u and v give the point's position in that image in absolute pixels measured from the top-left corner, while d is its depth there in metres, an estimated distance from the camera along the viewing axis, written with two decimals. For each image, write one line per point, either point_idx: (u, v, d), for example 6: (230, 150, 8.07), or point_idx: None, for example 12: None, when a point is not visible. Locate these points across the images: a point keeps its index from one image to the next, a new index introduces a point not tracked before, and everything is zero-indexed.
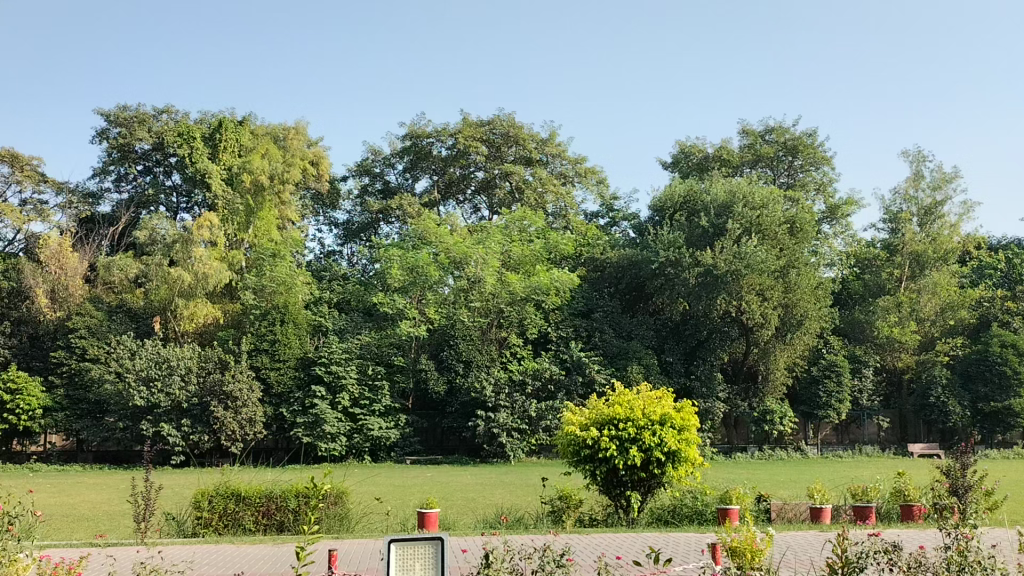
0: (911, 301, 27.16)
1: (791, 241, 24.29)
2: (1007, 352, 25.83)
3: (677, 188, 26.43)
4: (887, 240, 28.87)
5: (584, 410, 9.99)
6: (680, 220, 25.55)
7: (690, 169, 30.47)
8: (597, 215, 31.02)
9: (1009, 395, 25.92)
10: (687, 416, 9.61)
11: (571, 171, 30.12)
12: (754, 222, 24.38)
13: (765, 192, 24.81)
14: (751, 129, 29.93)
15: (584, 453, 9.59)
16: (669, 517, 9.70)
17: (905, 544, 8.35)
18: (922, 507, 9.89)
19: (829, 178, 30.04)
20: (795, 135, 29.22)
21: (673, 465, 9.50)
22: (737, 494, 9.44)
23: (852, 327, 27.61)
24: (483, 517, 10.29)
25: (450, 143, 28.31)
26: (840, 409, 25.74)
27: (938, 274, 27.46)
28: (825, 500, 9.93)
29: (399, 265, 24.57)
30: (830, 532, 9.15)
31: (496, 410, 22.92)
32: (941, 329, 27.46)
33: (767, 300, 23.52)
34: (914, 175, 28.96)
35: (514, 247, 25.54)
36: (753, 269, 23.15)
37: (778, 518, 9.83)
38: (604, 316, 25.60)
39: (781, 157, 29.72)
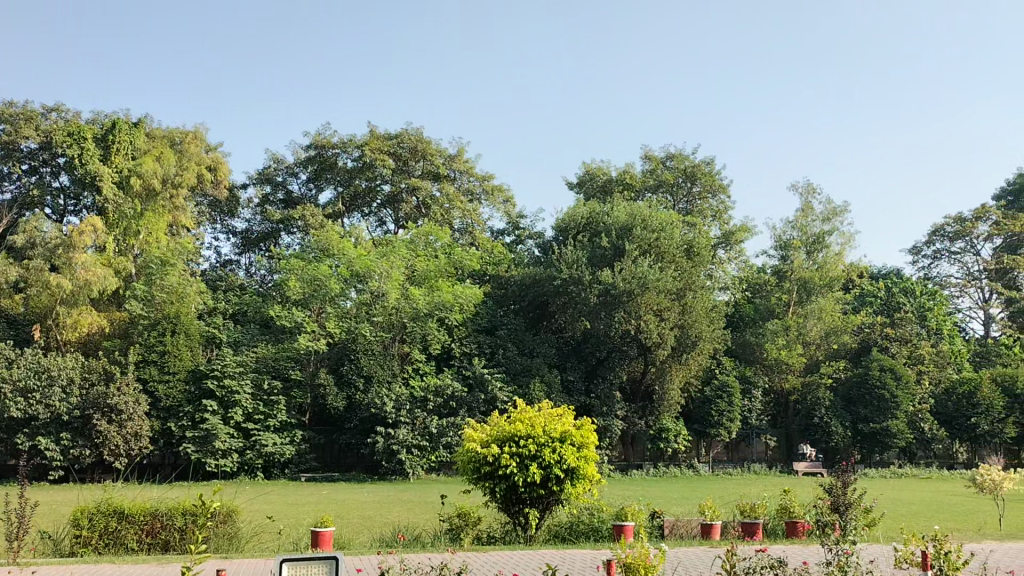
0: (797, 324, 28.40)
1: (688, 264, 25.11)
2: (885, 376, 27.35)
3: (580, 209, 26.92)
4: (777, 266, 29.94)
5: (485, 427, 9.94)
6: (583, 240, 26.03)
7: (594, 191, 31.00)
8: (503, 233, 31.26)
9: (887, 417, 27.34)
10: (586, 433, 9.70)
11: (478, 188, 30.29)
12: (653, 244, 25.12)
13: (663, 216, 25.63)
14: (653, 155, 30.84)
15: (484, 470, 9.56)
16: (565, 535, 9.86)
17: (789, 560, 8.67)
18: (806, 524, 10.26)
19: (726, 206, 31.17)
20: (694, 162, 30.30)
21: (572, 482, 9.59)
22: (632, 510, 9.66)
23: (743, 349, 28.72)
24: (378, 535, 10.15)
25: (356, 154, 27.97)
26: (731, 428, 26.61)
27: (824, 300, 28.83)
28: (716, 517, 10.19)
29: (299, 277, 24.08)
30: (719, 549, 9.40)
31: (396, 426, 22.66)
32: (826, 353, 28.67)
33: (664, 320, 24.17)
34: (804, 206, 30.36)
35: (418, 262, 25.48)
36: (651, 289, 23.83)
37: (671, 534, 10.07)
38: (508, 333, 25.63)
39: (680, 184, 30.65)
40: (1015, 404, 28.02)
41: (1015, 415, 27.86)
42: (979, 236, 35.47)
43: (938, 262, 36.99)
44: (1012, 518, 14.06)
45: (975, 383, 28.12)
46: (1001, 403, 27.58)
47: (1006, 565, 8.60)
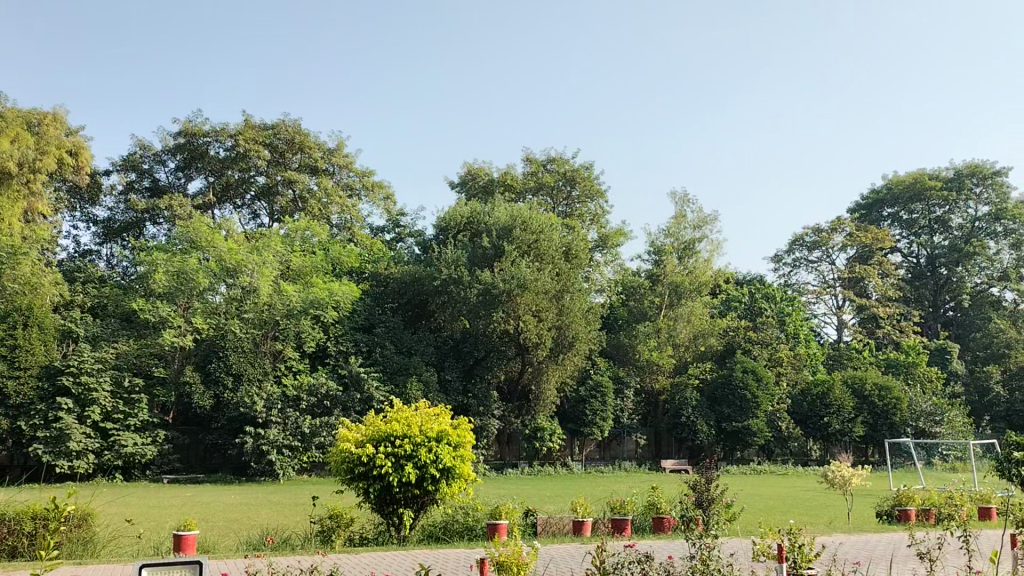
0: (668, 327, 29.49)
1: (566, 266, 25.66)
2: (747, 377, 28.75)
3: (461, 209, 26.94)
4: (650, 270, 30.92)
5: (360, 426, 9.75)
6: (463, 240, 26.05)
7: (475, 192, 31.05)
8: (383, 230, 30.90)
9: (749, 416, 28.68)
10: (462, 432, 9.72)
11: (358, 183, 29.89)
12: (532, 246, 25.46)
13: (543, 218, 26.03)
14: (535, 158, 31.25)
15: (358, 471, 9.39)
16: (439, 534, 9.88)
17: (656, 554, 9.04)
18: (672, 519, 10.68)
19: (603, 210, 31.99)
20: (574, 166, 30.95)
21: (447, 482, 9.58)
22: (506, 509, 9.81)
23: (617, 350, 29.47)
24: (244, 538, 9.81)
25: (229, 144, 26.83)
26: (603, 427, 27.27)
27: (693, 304, 30.04)
28: (587, 514, 10.46)
29: (165, 270, 22.84)
30: (590, 545, 9.66)
31: (266, 426, 22.05)
32: (693, 355, 29.99)
33: (542, 321, 24.57)
34: (677, 213, 31.51)
35: (293, 256, 24.78)
36: (529, 290, 24.25)
37: (544, 531, 10.22)
38: (385, 331, 25.26)
39: (561, 187, 31.18)
40: (864, 405, 30.03)
41: (863, 415, 29.84)
42: (834, 245, 37.80)
43: (797, 270, 39.13)
44: (858, 512, 15.07)
45: (829, 385, 29.99)
46: (851, 404, 29.50)
47: (853, 556, 9.26)
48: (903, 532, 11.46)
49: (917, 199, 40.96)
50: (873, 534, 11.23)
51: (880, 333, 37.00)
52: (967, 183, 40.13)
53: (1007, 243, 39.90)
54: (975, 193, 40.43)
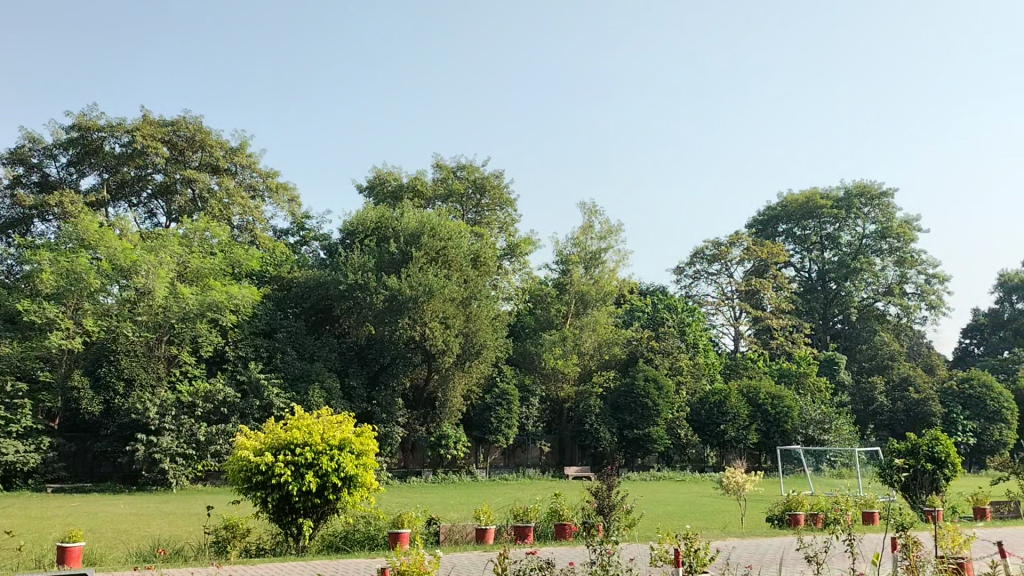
0: (574, 335, 29.93)
1: (474, 273, 25.87)
2: (649, 386, 29.42)
3: (369, 213, 26.63)
4: (558, 279, 31.27)
5: (259, 434, 9.50)
6: (370, 245, 25.74)
7: (384, 196, 30.63)
8: (287, 233, 30.26)
9: (649, 424, 29.42)
10: (366, 440, 9.59)
11: (261, 184, 29.22)
12: (440, 252, 25.49)
13: (452, 225, 26.05)
14: (445, 164, 31.19)
15: (256, 480, 9.13)
16: (340, 544, 9.75)
17: (557, 561, 9.11)
18: (574, 525, 10.80)
19: (512, 219, 32.31)
20: (484, 174, 31.07)
21: (349, 491, 9.42)
22: (408, 517, 9.77)
23: (523, 357, 29.61)
24: (135, 550, 9.40)
25: (125, 139, 25.72)
26: (508, 434, 27.39)
27: (598, 313, 30.63)
28: (490, 521, 10.46)
29: (53, 270, 21.47)
30: (493, 552, 9.67)
31: (159, 434, 21.23)
32: (597, 363, 30.55)
33: (449, 328, 24.69)
34: (585, 223, 32.02)
35: (191, 258, 23.75)
36: (437, 296, 24.23)
37: (446, 540, 10.18)
38: (287, 336, 24.70)
39: (470, 194, 31.23)
40: (758, 413, 31.16)
41: (757, 423, 30.99)
42: (732, 259, 39.16)
43: (698, 281, 40.30)
44: (752, 516, 15.61)
45: (726, 394, 30.96)
46: (746, 412, 30.53)
47: (745, 560, 9.59)
48: (793, 536, 11.94)
49: (809, 216, 42.82)
50: (765, 538, 11.66)
51: (774, 344, 38.39)
52: (855, 203, 42.22)
53: (891, 260, 42.36)
54: (863, 212, 42.54)
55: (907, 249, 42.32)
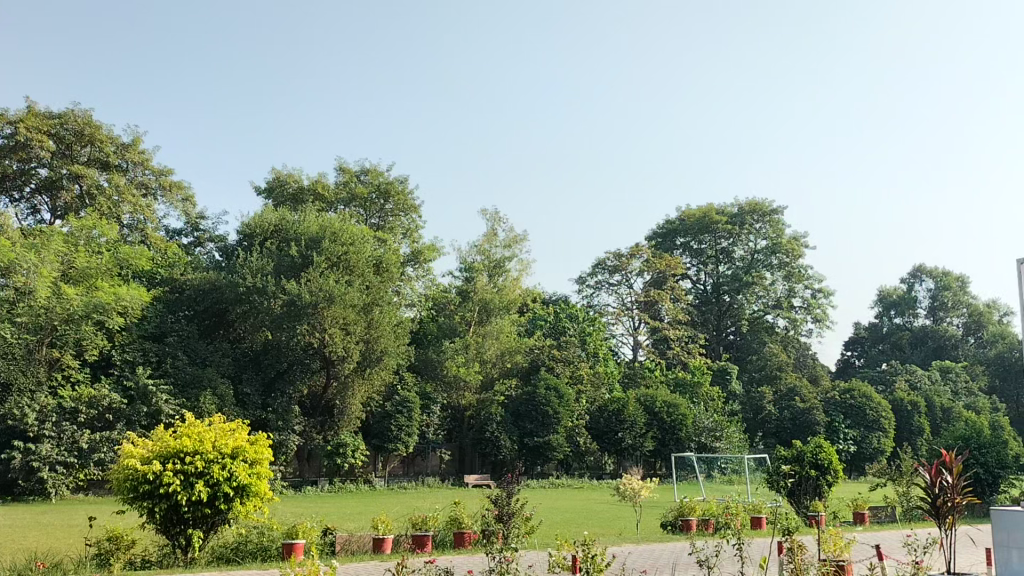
0: (476, 344, 30.01)
1: (377, 279, 25.58)
2: (550, 394, 29.73)
3: (268, 216, 26.02)
4: (461, 286, 31.36)
5: (147, 441, 9.07)
6: (270, 248, 25.13)
7: (284, 199, 29.72)
8: (180, 233, 29.21)
9: (549, 432, 29.70)
10: (260, 449, 9.27)
11: (154, 182, 28.12)
12: (342, 258, 25.12)
13: (355, 230, 25.76)
14: (348, 168, 30.75)
15: (143, 489, 8.74)
16: (231, 555, 9.46)
17: (455, 569, 9.10)
18: (472, 534, 10.77)
19: (416, 225, 32.13)
20: (388, 179, 30.84)
21: (241, 500, 9.11)
22: (304, 528, 9.59)
23: (425, 364, 29.29)
24: (10, 563, 8.86)
25: (8, 131, 24.26)
26: (408, 443, 27.23)
27: (501, 322, 30.82)
28: (388, 531, 10.33)
29: None
30: (390, 562, 9.56)
31: (38, 441, 20.18)
32: (499, 371, 30.72)
33: (350, 335, 24.38)
34: (488, 231, 32.19)
35: (77, 257, 22.60)
36: (337, 302, 23.89)
37: (342, 550, 10.03)
38: (178, 340, 23.71)
39: (374, 199, 30.94)
40: (653, 421, 31.81)
41: (654, 430, 31.59)
42: (632, 270, 40.04)
43: (599, 292, 40.97)
44: (646, 522, 15.94)
45: (624, 402, 31.59)
46: (642, 420, 31.25)
47: (640, 565, 9.81)
48: (686, 541, 12.28)
49: (705, 231, 44.20)
50: (659, 544, 11.98)
51: (670, 354, 39.37)
52: (748, 219, 43.92)
53: (781, 274, 44.21)
54: (755, 228, 44.30)
55: (796, 264, 44.28)
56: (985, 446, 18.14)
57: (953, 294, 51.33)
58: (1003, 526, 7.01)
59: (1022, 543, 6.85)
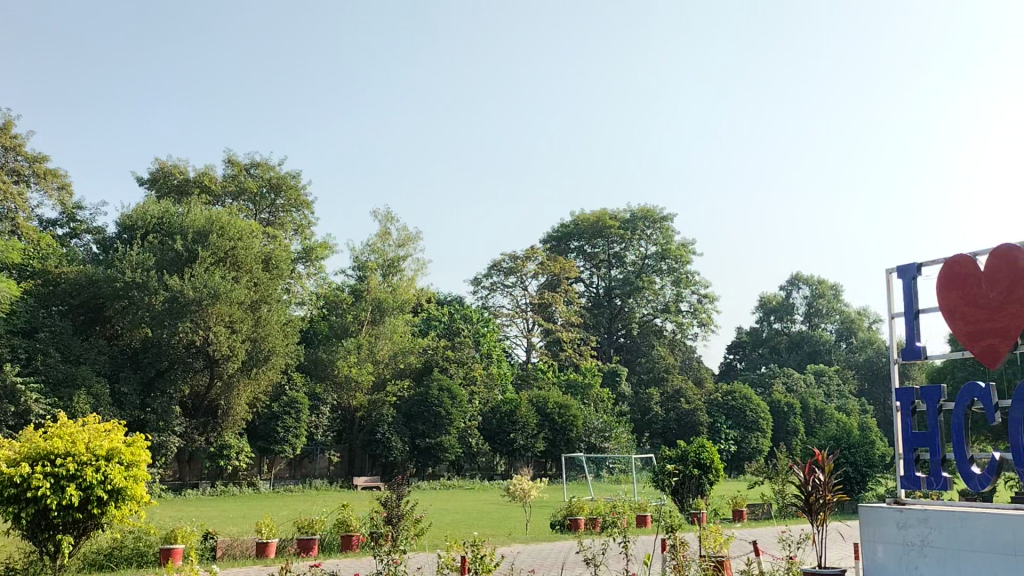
0: (369, 343, 29.64)
1: (266, 276, 24.95)
2: (443, 395, 29.63)
3: (151, 207, 24.84)
4: (354, 285, 30.91)
5: (13, 443, 8.51)
6: (152, 242, 24.09)
7: (168, 191, 28.47)
8: (55, 224, 27.62)
9: (441, 433, 29.59)
10: (137, 450, 8.83)
11: (27, 169, 26.42)
12: (229, 254, 24.36)
13: (243, 224, 24.91)
14: (237, 160, 29.70)
15: (8, 494, 8.18)
16: (103, 562, 9.10)
17: (341, 571, 9.02)
18: (360, 536, 10.59)
19: (308, 222, 31.46)
20: (279, 174, 30.04)
21: (116, 505, 8.66)
22: (183, 532, 9.33)
23: (314, 365, 28.85)
24: None
25: None
26: (295, 444, 26.65)
27: (394, 322, 30.54)
28: (272, 534, 10.06)
29: None
30: (273, 566, 9.34)
31: None
32: (392, 372, 30.40)
33: (235, 333, 23.73)
34: (382, 230, 31.86)
35: None
36: (222, 299, 23.21)
37: (223, 555, 9.68)
38: (50, 336, 22.36)
39: (264, 194, 30.08)
40: (545, 422, 32.08)
41: (545, 431, 31.89)
42: (527, 272, 40.41)
43: (494, 293, 41.09)
44: (536, 522, 16.11)
45: (516, 404, 31.77)
46: (534, 421, 31.52)
47: (529, 564, 9.90)
48: (574, 540, 12.50)
49: (598, 235, 44.98)
50: (548, 542, 12.15)
51: (562, 356, 39.88)
52: (639, 225, 45.11)
53: (669, 280, 45.58)
54: (646, 234, 45.58)
55: (684, 270, 45.72)
56: (854, 446, 19.15)
57: (827, 302, 54.01)
58: (870, 520, 7.43)
59: (887, 538, 7.28)
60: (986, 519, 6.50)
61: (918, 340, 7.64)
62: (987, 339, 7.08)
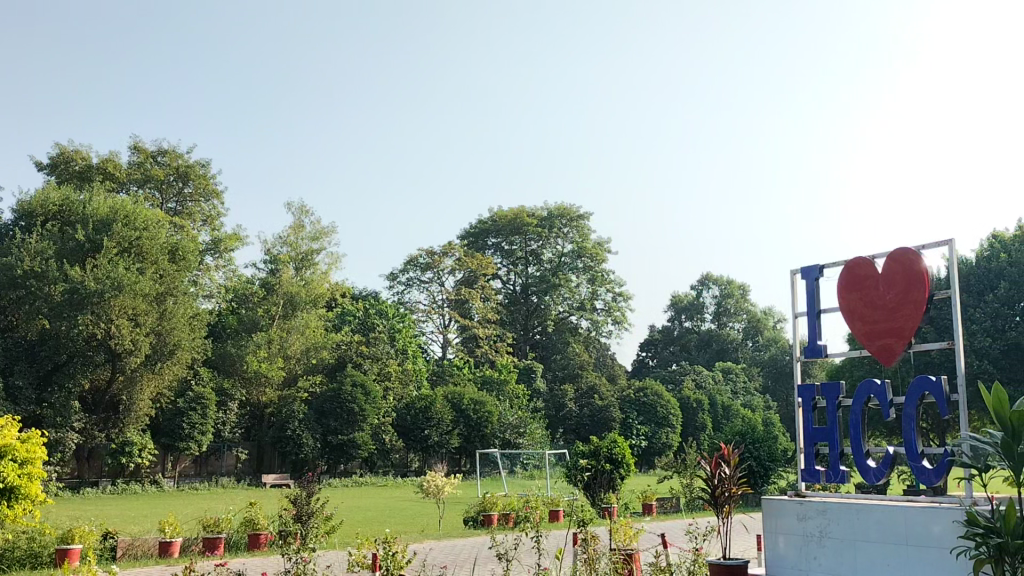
0: (279, 338, 29.02)
1: (172, 268, 24.20)
2: (356, 391, 29.33)
3: (50, 195, 23.60)
4: (265, 278, 30.21)
5: None
6: (51, 230, 23.02)
7: (69, 177, 27.18)
8: None
9: (354, 429, 29.29)
10: (32, 447, 8.41)
11: None
12: (134, 244, 23.51)
13: (149, 214, 24.06)
14: (143, 147, 28.61)
15: None
16: None
17: (248, 571, 8.80)
18: (268, 535, 10.38)
19: (218, 212, 30.56)
20: (188, 162, 29.11)
21: (8, 503, 8.25)
22: (80, 532, 8.94)
23: (222, 359, 28.12)
24: None
25: None
26: (201, 441, 25.94)
27: (307, 316, 30.01)
28: (176, 533, 9.74)
29: None
30: (177, 566, 9.04)
31: None
32: (304, 367, 29.87)
33: (139, 326, 22.97)
34: (295, 222, 31.21)
35: None
36: (126, 291, 22.42)
37: (123, 556, 9.36)
38: None
39: (171, 182, 29.11)
40: (460, 418, 32.06)
41: (459, 427, 31.91)
42: (444, 268, 40.26)
43: (410, 289, 40.79)
44: (449, 518, 16.08)
45: (431, 400, 31.65)
46: (449, 417, 31.46)
47: (440, 560, 9.87)
48: (486, 536, 12.50)
49: (516, 232, 45.10)
50: (461, 539, 12.14)
51: (478, 352, 39.86)
52: (556, 223, 45.49)
53: (585, 278, 46.17)
54: (563, 232, 46.04)
55: (599, 268, 46.38)
56: (758, 441, 19.80)
57: (735, 302, 55.68)
58: (772, 513, 7.68)
59: (787, 529, 7.55)
60: (879, 512, 6.83)
61: (820, 339, 7.93)
62: (883, 338, 7.42)
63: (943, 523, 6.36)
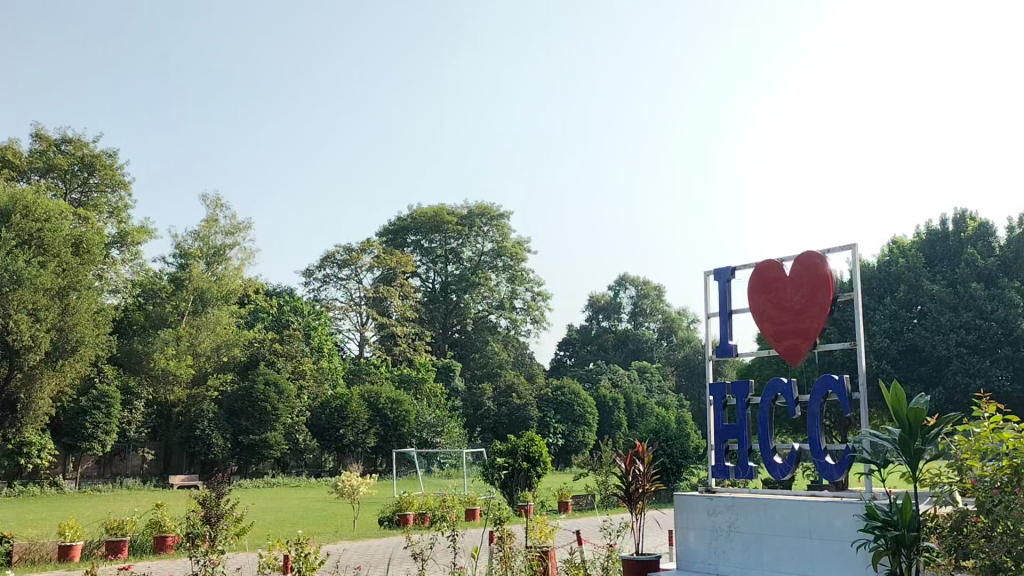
0: (189, 335, 28.17)
1: (76, 261, 23.20)
2: (269, 390, 28.67)
3: None
4: (174, 273, 29.26)
5: None
6: None
7: None
8: None
9: (266, 429, 28.64)
10: None
11: None
12: (35, 236, 22.46)
13: (51, 204, 23.00)
14: (45, 135, 27.31)
15: None
16: None
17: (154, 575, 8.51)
18: (175, 537, 10.04)
19: (125, 204, 29.37)
20: (93, 151, 27.94)
21: None
22: None
23: (128, 357, 27.15)
24: None
25: None
26: (105, 441, 24.96)
27: (218, 313, 29.25)
28: (76, 537, 9.32)
29: None
30: (77, 571, 8.67)
31: None
32: (214, 365, 29.06)
33: (39, 321, 21.93)
34: (207, 216, 30.32)
35: None
36: (25, 285, 21.39)
37: (19, 560, 8.95)
38: None
39: (75, 172, 27.91)
40: (377, 417, 31.76)
41: (376, 427, 31.59)
42: (362, 266, 39.78)
43: (327, 286, 40.15)
44: (365, 518, 15.90)
45: (347, 399, 31.25)
46: (365, 416, 31.11)
47: (355, 561, 9.76)
48: (402, 536, 12.40)
49: (435, 230, 44.82)
50: (376, 539, 12.02)
51: (396, 351, 39.54)
52: (476, 222, 45.46)
53: (504, 277, 46.35)
54: (483, 231, 46.06)
55: (518, 268, 46.62)
56: (672, 438, 20.24)
57: (651, 302, 56.78)
58: (683, 508, 7.84)
59: (698, 524, 7.73)
60: (786, 506, 7.06)
61: (731, 338, 8.16)
62: (790, 338, 7.68)
63: (845, 516, 6.62)
